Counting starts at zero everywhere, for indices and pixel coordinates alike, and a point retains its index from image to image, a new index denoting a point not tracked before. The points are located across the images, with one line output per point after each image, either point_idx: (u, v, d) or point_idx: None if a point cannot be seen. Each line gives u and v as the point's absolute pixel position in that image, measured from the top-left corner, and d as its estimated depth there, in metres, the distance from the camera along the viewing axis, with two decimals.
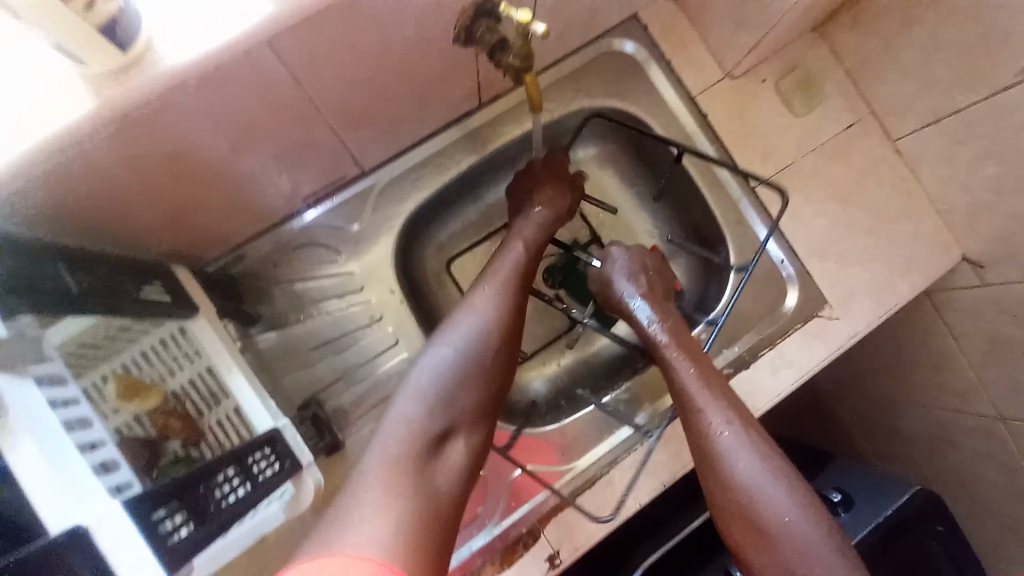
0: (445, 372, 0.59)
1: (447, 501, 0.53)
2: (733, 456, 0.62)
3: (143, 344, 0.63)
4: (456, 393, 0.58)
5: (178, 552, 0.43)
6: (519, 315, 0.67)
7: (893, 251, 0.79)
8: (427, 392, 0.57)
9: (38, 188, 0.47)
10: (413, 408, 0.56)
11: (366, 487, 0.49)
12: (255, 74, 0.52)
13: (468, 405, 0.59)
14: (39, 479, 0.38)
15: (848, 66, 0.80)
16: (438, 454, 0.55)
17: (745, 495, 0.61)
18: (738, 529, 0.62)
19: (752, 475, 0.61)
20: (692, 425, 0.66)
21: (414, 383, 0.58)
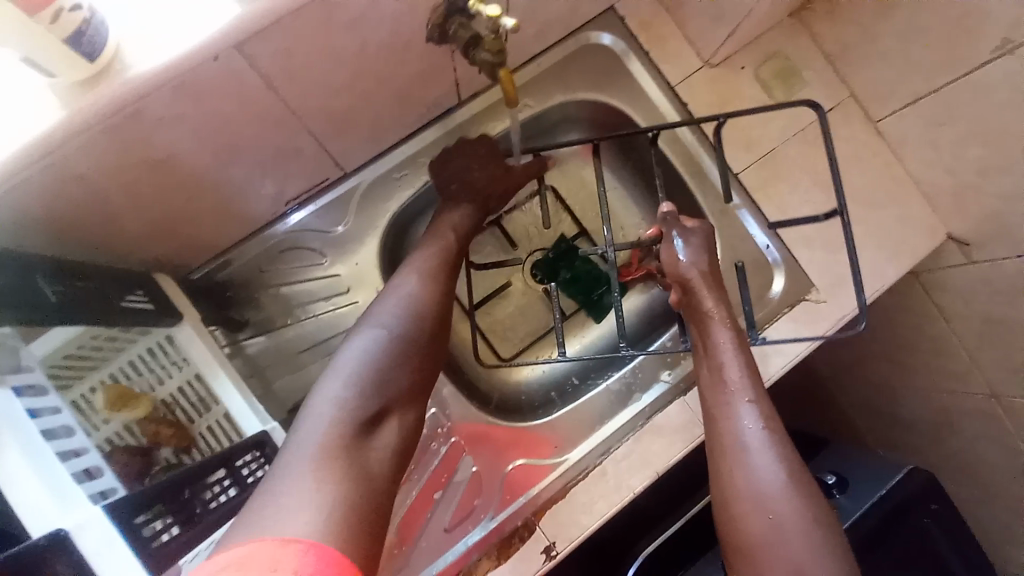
0: (372, 357, 0.58)
1: (380, 481, 0.51)
2: (752, 454, 0.62)
3: (131, 353, 0.64)
4: (382, 375, 0.57)
5: (165, 554, 0.43)
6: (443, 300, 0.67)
7: (879, 234, 0.79)
8: (354, 375, 0.56)
9: (19, 200, 0.48)
10: (342, 392, 0.55)
11: (294, 476, 0.47)
12: (231, 80, 0.52)
13: (397, 387, 0.58)
14: (21, 485, 0.38)
15: (827, 50, 0.80)
16: (370, 436, 0.53)
17: (763, 491, 0.60)
18: (750, 519, 0.60)
19: (770, 474, 0.61)
20: (721, 414, 0.66)
21: (334, 373, 0.57)
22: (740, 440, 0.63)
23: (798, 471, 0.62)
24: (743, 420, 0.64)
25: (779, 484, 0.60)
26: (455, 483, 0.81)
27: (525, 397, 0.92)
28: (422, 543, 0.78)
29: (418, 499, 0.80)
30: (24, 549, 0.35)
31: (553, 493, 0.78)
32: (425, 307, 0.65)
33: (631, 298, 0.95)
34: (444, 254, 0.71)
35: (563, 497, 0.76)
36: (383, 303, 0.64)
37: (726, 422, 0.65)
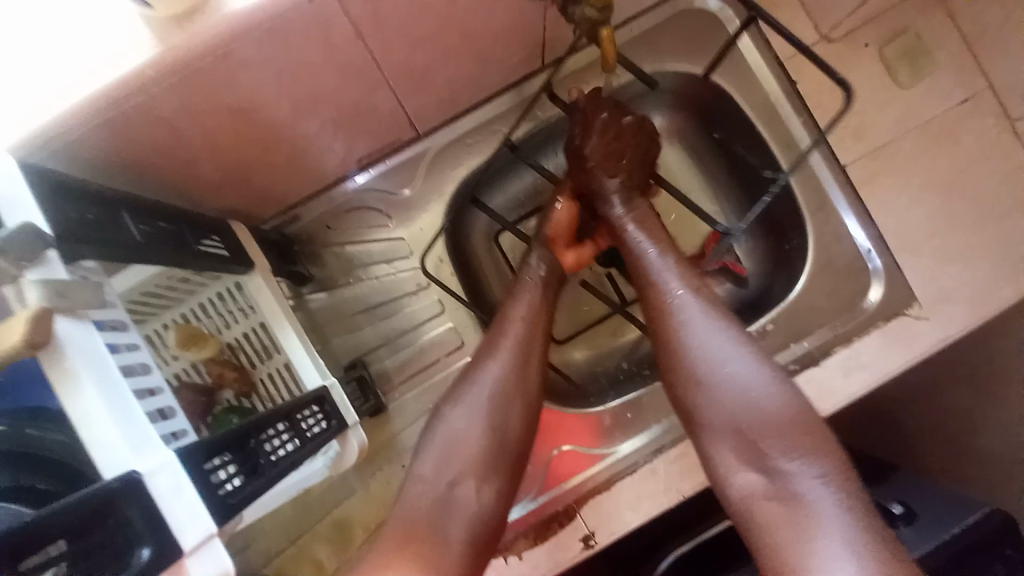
0: (475, 416, 0.61)
1: (457, 556, 0.55)
2: (703, 355, 0.59)
3: (201, 296, 0.66)
4: (463, 452, 0.60)
5: (230, 503, 0.41)
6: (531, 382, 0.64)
7: (996, 249, 0.69)
8: (443, 445, 0.60)
9: (107, 134, 0.48)
10: (430, 464, 0.59)
11: (380, 558, 0.53)
12: (320, 28, 0.49)
13: (475, 458, 0.59)
14: (99, 422, 0.34)
15: (966, 32, 0.70)
16: (447, 510, 0.57)
17: (727, 385, 0.58)
18: (688, 384, 0.60)
19: (701, 330, 0.61)
20: (660, 318, 0.63)
21: (426, 448, 0.60)
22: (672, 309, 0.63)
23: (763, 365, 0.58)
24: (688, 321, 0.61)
25: (741, 374, 0.58)
26: None
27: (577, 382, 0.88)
28: None
29: None
30: (82, 499, 0.30)
31: (598, 484, 0.75)
32: (513, 388, 0.63)
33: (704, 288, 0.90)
34: (527, 327, 0.66)
35: (607, 488, 0.74)
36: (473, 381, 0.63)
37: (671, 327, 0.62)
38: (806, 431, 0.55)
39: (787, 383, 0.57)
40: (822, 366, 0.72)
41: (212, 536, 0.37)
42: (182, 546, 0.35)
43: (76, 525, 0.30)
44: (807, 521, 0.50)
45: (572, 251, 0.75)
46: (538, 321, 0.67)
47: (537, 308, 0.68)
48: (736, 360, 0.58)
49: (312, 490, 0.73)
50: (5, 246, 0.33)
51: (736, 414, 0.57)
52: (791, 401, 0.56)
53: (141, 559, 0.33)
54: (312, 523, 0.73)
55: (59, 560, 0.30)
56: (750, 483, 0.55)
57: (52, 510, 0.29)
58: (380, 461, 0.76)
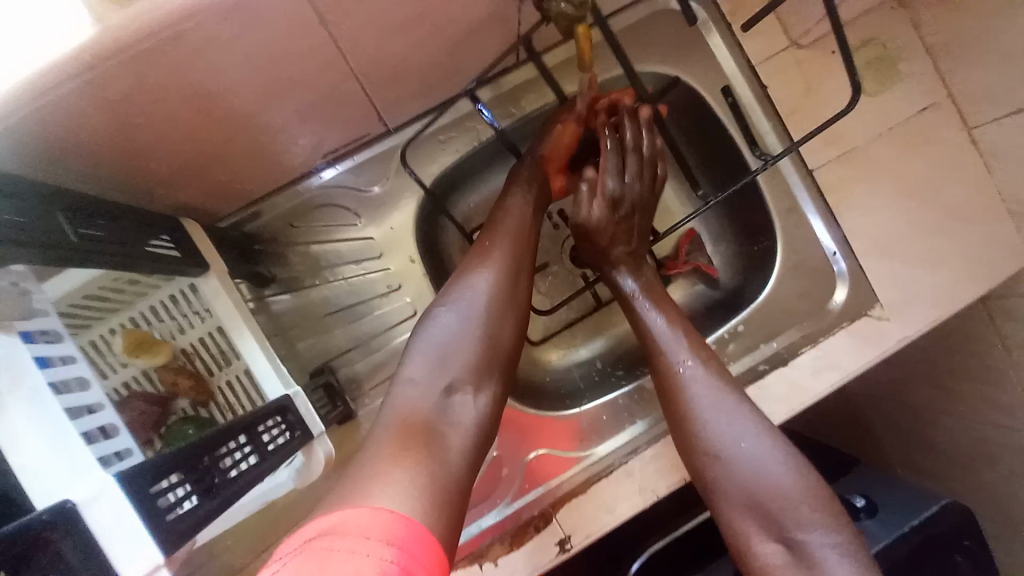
0: (469, 323, 0.58)
1: (458, 458, 0.51)
2: (717, 429, 0.60)
3: (153, 299, 0.61)
4: (457, 358, 0.56)
5: (179, 529, 0.39)
6: (522, 289, 0.63)
7: (955, 251, 0.71)
8: (435, 352, 0.56)
9: (41, 124, 0.44)
10: (422, 367, 0.55)
11: (375, 452, 0.47)
12: (282, 12, 0.46)
13: (472, 362, 0.56)
14: (25, 447, 0.31)
15: (929, 40, 0.71)
16: (445, 412, 0.53)
17: (739, 454, 0.59)
18: (702, 456, 0.61)
19: (710, 402, 0.62)
20: (671, 388, 0.64)
21: (414, 356, 0.56)
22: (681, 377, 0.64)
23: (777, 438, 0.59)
24: (699, 393, 0.62)
25: (754, 444, 0.59)
26: None
27: (552, 384, 0.88)
28: None
29: None
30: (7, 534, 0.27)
31: (575, 486, 0.74)
32: (503, 303, 0.61)
33: (677, 289, 0.90)
34: (515, 244, 0.64)
35: (583, 491, 0.73)
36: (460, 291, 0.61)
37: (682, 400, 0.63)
38: (819, 495, 0.56)
39: (797, 453, 0.59)
40: (789, 364, 0.73)
41: (159, 569, 0.33)
42: None
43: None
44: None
45: (562, 175, 0.74)
46: (531, 236, 0.66)
47: (530, 227, 0.67)
48: (748, 430, 0.60)
49: (278, 502, 0.69)
50: None
51: (750, 488, 0.58)
52: (803, 470, 0.58)
53: None
54: (278, 536, 0.69)
55: None
56: (771, 555, 0.55)
57: None
58: (349, 468, 0.73)
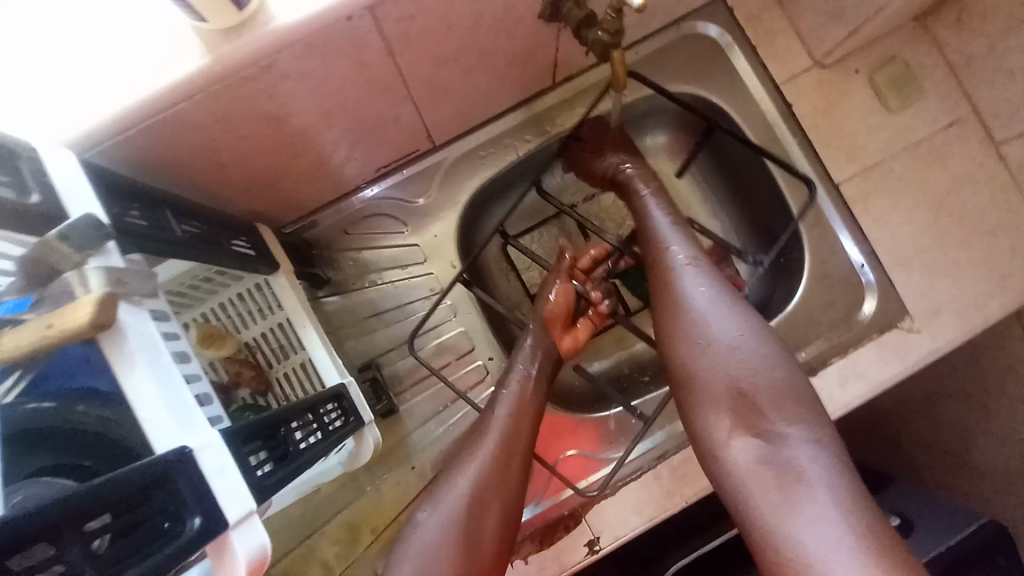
0: (448, 536, 0.59)
1: None
2: (705, 320, 0.60)
3: (222, 296, 0.69)
4: (436, 565, 0.59)
5: (266, 485, 0.43)
6: (511, 483, 0.63)
7: (984, 263, 0.72)
8: (416, 556, 0.59)
9: (155, 138, 0.51)
10: (403, 573, 0.59)
11: None
12: (353, 44, 0.53)
13: (448, 570, 0.58)
14: (148, 403, 0.36)
15: (952, 59, 0.74)
16: None
17: (723, 345, 0.59)
18: (682, 347, 0.61)
19: (701, 296, 0.62)
20: (661, 280, 0.65)
21: (401, 562, 0.60)
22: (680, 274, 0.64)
23: (762, 333, 0.59)
24: (690, 286, 0.63)
25: (737, 337, 0.59)
26: None
27: (581, 389, 0.90)
28: None
29: None
30: (140, 470, 0.32)
31: (605, 488, 0.76)
32: (487, 496, 0.62)
33: None
34: (514, 415, 0.66)
35: (614, 492, 0.75)
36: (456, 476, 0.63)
37: (670, 291, 0.64)
38: (798, 389, 0.57)
39: (792, 361, 0.58)
40: (820, 374, 0.74)
41: (250, 514, 0.38)
42: (227, 520, 0.37)
43: (131, 494, 0.31)
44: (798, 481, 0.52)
45: (569, 333, 0.74)
46: (524, 414, 0.66)
47: (528, 405, 0.67)
48: (743, 329, 0.60)
49: (321, 491, 0.74)
50: (69, 234, 0.35)
51: (732, 380, 0.58)
52: (785, 369, 0.58)
53: (192, 528, 0.35)
54: (321, 523, 0.74)
55: (105, 530, 0.31)
56: (742, 450, 0.56)
57: (106, 481, 0.30)
58: (389, 462, 0.77)
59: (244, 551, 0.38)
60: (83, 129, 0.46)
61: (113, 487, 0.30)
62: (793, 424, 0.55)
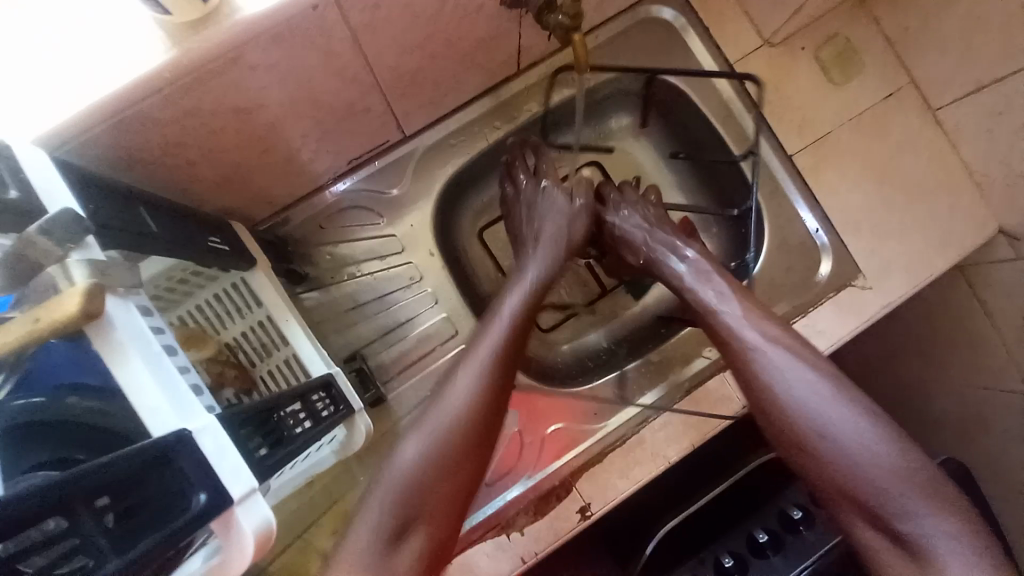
0: (439, 446, 0.57)
1: None
2: (821, 417, 0.57)
3: (198, 299, 0.69)
4: (416, 492, 0.56)
5: (263, 464, 0.45)
6: (500, 404, 0.61)
7: (927, 222, 0.78)
8: (398, 481, 0.56)
9: (124, 135, 0.51)
10: (381, 506, 0.55)
11: None
12: (320, 36, 0.54)
13: (434, 488, 0.56)
14: (145, 390, 0.37)
15: (889, 34, 0.79)
16: (392, 549, 0.53)
17: (840, 431, 0.57)
18: (802, 452, 0.58)
19: (804, 394, 0.59)
20: (754, 381, 0.62)
21: (383, 484, 0.56)
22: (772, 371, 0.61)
23: (876, 415, 0.57)
24: (791, 382, 0.60)
25: (852, 424, 0.57)
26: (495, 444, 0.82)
27: (562, 366, 0.93)
28: None
29: None
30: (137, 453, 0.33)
31: (590, 458, 0.80)
32: (476, 416, 0.60)
33: None
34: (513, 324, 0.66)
35: (600, 460, 0.79)
36: (452, 391, 0.61)
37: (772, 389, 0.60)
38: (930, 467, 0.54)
39: (919, 450, 0.55)
40: None
41: (254, 491, 0.39)
42: (231, 496, 0.38)
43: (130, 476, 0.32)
44: (932, 558, 0.50)
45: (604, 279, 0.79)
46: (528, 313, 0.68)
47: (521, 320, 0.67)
48: (862, 423, 0.56)
49: (316, 483, 0.75)
50: (50, 229, 0.36)
51: (855, 481, 0.55)
52: (908, 450, 0.55)
53: (198, 504, 0.36)
54: (316, 515, 0.74)
55: (107, 511, 0.31)
56: (875, 541, 0.54)
57: (103, 464, 0.31)
58: (381, 450, 0.79)
59: (250, 525, 0.39)
60: (49, 127, 0.46)
61: (104, 471, 0.31)
62: (939, 521, 0.51)
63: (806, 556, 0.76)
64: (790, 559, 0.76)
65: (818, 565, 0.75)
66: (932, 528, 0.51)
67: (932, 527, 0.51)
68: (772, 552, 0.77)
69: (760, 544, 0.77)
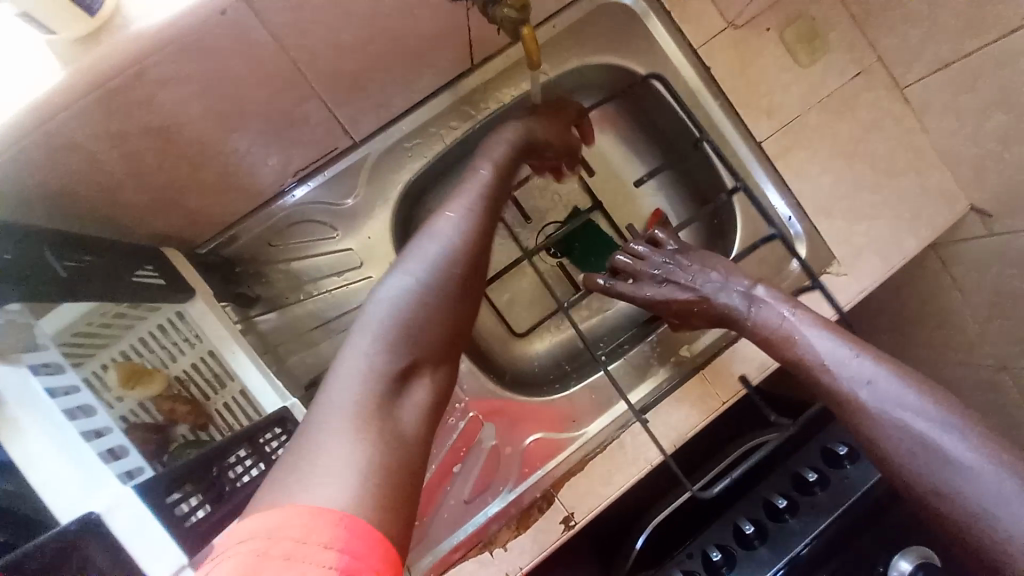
0: (422, 300, 0.52)
1: (416, 434, 0.45)
2: (852, 376, 0.57)
3: (140, 330, 0.62)
4: (405, 326, 0.50)
5: (200, 529, 0.43)
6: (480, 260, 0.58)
7: (899, 203, 0.77)
8: (386, 322, 0.49)
9: (27, 172, 0.48)
10: (372, 340, 0.48)
11: (327, 431, 0.41)
12: (236, 44, 0.49)
13: (429, 341, 0.51)
14: (45, 468, 0.35)
15: (853, 11, 0.76)
16: (400, 394, 0.47)
17: (875, 384, 0.56)
18: (847, 406, 0.57)
19: (834, 355, 0.59)
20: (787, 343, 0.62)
21: (355, 336, 0.49)
22: (792, 340, 0.62)
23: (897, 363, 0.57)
24: (814, 343, 0.60)
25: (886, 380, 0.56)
26: (472, 460, 0.79)
27: (538, 371, 0.90)
28: (441, 515, 0.77)
29: (434, 474, 0.78)
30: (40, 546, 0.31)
31: (571, 467, 0.77)
32: (455, 291, 0.54)
33: None
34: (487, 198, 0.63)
35: (582, 468, 0.77)
36: (422, 247, 0.56)
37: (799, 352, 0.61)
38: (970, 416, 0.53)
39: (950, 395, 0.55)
40: None
41: (182, 568, 0.37)
42: None
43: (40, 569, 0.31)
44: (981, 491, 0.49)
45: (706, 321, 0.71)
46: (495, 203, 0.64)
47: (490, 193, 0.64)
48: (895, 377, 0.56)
49: None
50: None
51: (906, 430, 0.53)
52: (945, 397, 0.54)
53: None
54: None
55: None
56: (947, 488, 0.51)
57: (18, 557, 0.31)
58: None
59: None
60: None
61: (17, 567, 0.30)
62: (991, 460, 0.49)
63: (796, 542, 0.69)
64: (779, 548, 0.70)
65: (809, 551, 0.68)
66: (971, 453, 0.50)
67: (970, 453, 0.50)
68: (758, 542, 0.71)
69: (745, 534, 0.72)
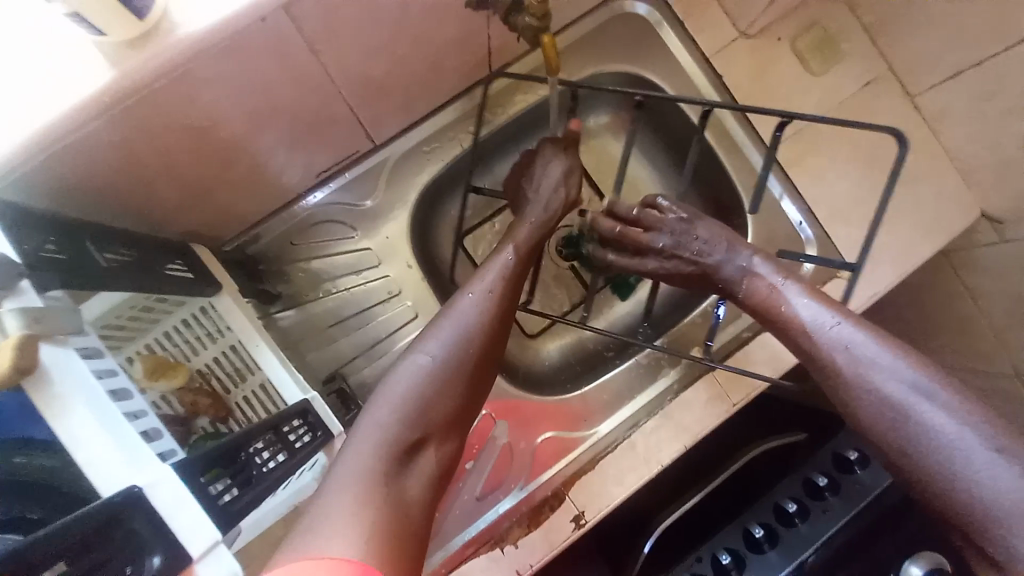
0: (435, 377, 0.56)
1: (419, 508, 0.49)
2: (868, 371, 0.53)
3: (166, 324, 0.64)
4: (421, 401, 0.54)
5: (230, 512, 0.44)
6: (499, 338, 0.61)
7: (910, 210, 0.78)
8: (402, 396, 0.54)
9: (71, 166, 0.50)
10: (388, 413, 0.53)
11: (339, 499, 0.45)
12: (271, 47, 0.52)
13: (440, 416, 0.55)
14: (92, 443, 0.37)
15: (866, 22, 0.77)
16: (407, 465, 0.51)
17: (888, 376, 0.52)
18: (860, 404, 0.53)
19: (848, 347, 0.55)
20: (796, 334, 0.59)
21: (377, 404, 0.53)
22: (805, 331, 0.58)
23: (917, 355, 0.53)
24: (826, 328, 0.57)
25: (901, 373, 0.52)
26: (485, 457, 0.80)
27: (549, 372, 0.91)
28: (453, 511, 0.78)
29: None
30: (90, 517, 0.33)
31: (582, 465, 0.78)
32: (468, 367, 0.58)
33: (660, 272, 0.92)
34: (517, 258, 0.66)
35: (592, 467, 0.77)
36: (441, 325, 0.60)
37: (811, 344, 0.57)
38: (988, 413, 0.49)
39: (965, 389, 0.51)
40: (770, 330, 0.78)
41: (216, 544, 0.40)
42: (191, 553, 0.38)
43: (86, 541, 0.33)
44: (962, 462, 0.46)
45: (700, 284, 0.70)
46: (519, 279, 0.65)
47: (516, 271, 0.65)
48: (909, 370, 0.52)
49: None
50: None
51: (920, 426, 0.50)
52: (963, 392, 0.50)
53: (153, 565, 0.37)
54: None
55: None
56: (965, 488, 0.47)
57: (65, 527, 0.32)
58: None
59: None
60: None
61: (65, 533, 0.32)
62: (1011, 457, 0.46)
63: (806, 548, 0.69)
64: (788, 553, 0.70)
65: (818, 558, 0.69)
66: (953, 426, 0.48)
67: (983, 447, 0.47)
68: (768, 547, 0.71)
69: (755, 538, 0.72)
